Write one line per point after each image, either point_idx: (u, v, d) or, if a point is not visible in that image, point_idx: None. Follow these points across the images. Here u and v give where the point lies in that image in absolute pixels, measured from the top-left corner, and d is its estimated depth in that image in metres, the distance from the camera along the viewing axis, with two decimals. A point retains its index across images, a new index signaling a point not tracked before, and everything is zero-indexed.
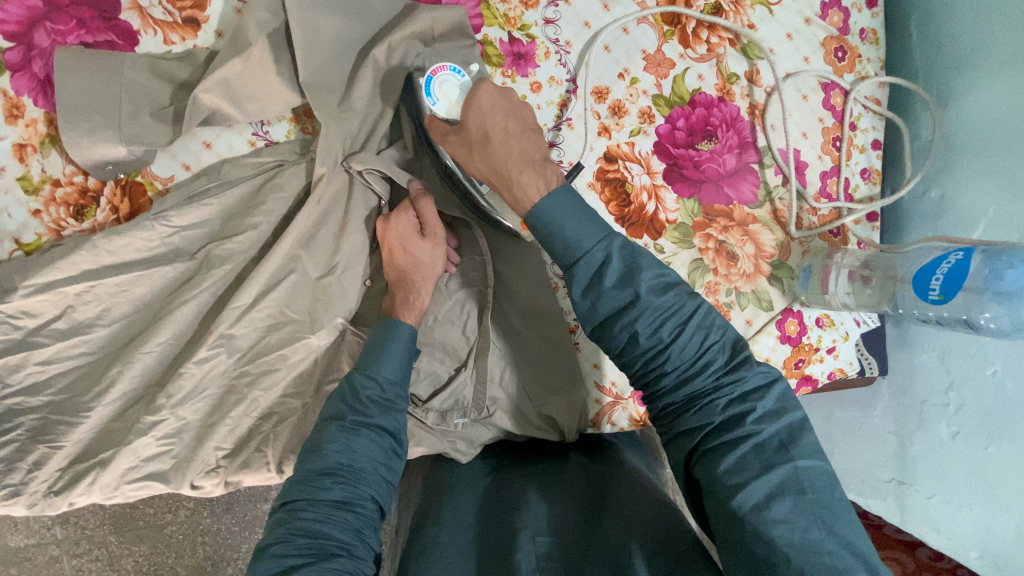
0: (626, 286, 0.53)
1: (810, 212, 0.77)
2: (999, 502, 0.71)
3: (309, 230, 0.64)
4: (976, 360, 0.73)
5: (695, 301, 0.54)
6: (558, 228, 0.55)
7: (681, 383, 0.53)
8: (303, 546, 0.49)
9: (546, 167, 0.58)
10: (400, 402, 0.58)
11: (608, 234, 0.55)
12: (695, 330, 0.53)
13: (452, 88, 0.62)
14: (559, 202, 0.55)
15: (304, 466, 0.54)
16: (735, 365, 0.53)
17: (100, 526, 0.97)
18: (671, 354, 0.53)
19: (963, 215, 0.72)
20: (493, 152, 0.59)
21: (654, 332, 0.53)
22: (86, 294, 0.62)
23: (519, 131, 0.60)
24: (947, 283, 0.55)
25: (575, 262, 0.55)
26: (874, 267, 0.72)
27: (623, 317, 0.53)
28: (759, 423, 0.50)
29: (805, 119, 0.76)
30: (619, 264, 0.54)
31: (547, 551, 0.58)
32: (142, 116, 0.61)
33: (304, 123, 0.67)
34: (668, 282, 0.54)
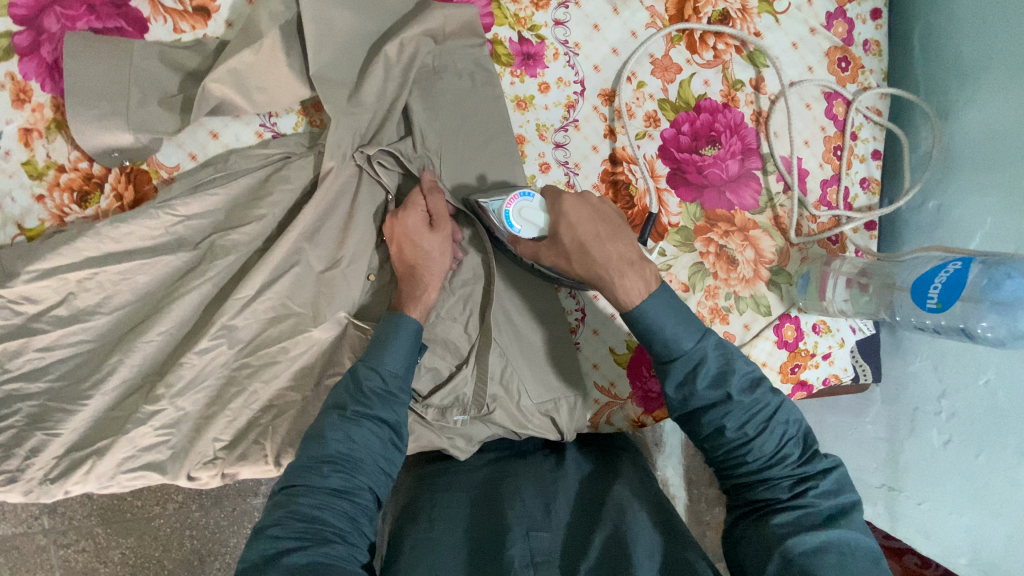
0: (719, 385, 0.54)
1: (810, 219, 0.77)
2: (988, 509, 0.73)
3: (315, 223, 0.65)
4: (970, 369, 0.74)
5: (778, 398, 0.55)
6: (659, 326, 0.55)
7: (756, 471, 0.54)
8: (299, 530, 0.50)
9: (646, 267, 0.58)
10: (402, 396, 0.58)
11: (704, 333, 0.56)
12: (778, 427, 0.54)
13: (533, 214, 0.62)
14: (660, 303, 0.56)
15: (304, 451, 0.54)
16: (808, 458, 0.54)
17: (88, 516, 0.97)
18: (753, 448, 0.53)
19: (960, 227, 0.73)
20: (592, 258, 0.58)
21: (739, 428, 0.54)
22: (89, 281, 0.62)
23: (611, 234, 0.59)
24: (946, 292, 0.56)
25: (672, 360, 0.55)
26: (872, 275, 0.72)
27: (714, 411, 0.54)
28: (819, 498, 0.52)
29: (808, 128, 0.77)
30: (714, 364, 0.55)
31: (542, 548, 0.59)
32: (150, 104, 0.61)
33: (312, 116, 0.67)
34: (757, 381, 0.55)
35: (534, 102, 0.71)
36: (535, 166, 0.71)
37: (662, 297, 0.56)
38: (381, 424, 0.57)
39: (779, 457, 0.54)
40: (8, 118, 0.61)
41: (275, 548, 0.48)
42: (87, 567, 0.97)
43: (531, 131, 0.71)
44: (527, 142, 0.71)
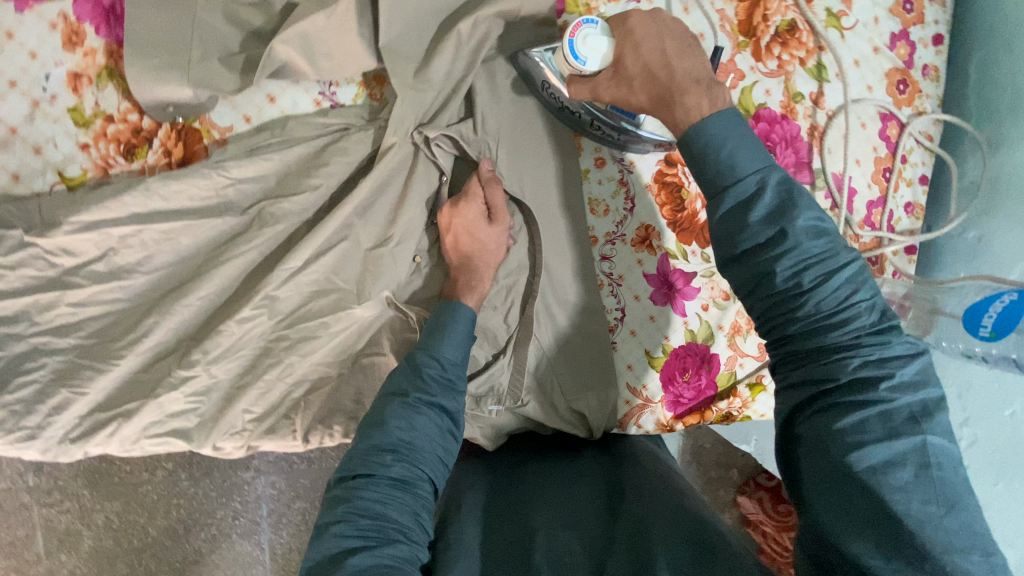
0: (774, 221, 0.46)
1: (852, 238, 0.78)
2: (1000, 537, 0.75)
3: (369, 199, 0.63)
4: (996, 399, 0.75)
5: (851, 252, 0.45)
6: (716, 147, 0.48)
7: (815, 331, 0.45)
8: (363, 527, 0.48)
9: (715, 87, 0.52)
10: (460, 384, 0.59)
11: (767, 165, 0.48)
12: (846, 281, 0.45)
13: (599, 40, 0.56)
14: (726, 122, 0.49)
15: (365, 440, 0.53)
16: (884, 329, 0.44)
17: (75, 477, 0.95)
18: (811, 302, 0.45)
19: (1000, 259, 0.75)
20: (657, 75, 0.54)
21: (795, 271, 0.45)
22: (132, 238, 0.59)
23: (678, 50, 0.54)
24: (1000, 322, 0.56)
25: (725, 188, 0.47)
26: (914, 299, 0.75)
27: (766, 249, 0.46)
28: (896, 390, 0.42)
29: (861, 147, 0.77)
30: (772, 198, 0.46)
31: (573, 550, 0.56)
32: (211, 60, 0.59)
33: (373, 88, 0.64)
34: (826, 227, 0.46)
35: None
36: (591, 159, 0.72)
37: (726, 115, 0.49)
38: (440, 413, 0.56)
39: (845, 316, 0.44)
40: (57, 60, 0.59)
41: (339, 547, 0.47)
42: (68, 529, 0.95)
43: None
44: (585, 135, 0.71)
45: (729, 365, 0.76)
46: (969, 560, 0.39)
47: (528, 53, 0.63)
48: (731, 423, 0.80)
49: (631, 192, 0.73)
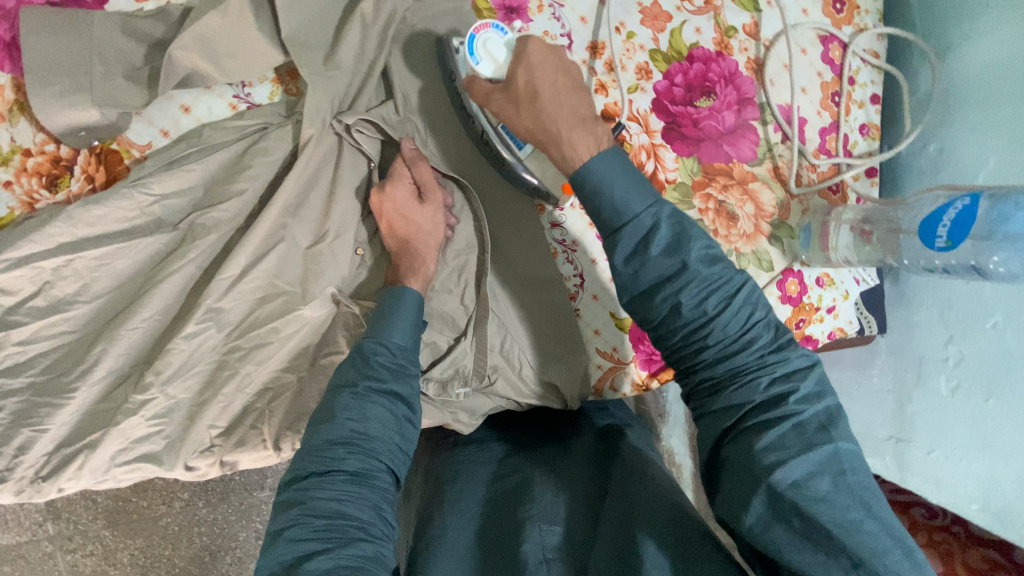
0: (674, 254, 0.51)
1: (809, 169, 0.76)
2: (998, 455, 0.73)
3: (297, 197, 0.62)
4: (977, 313, 0.73)
5: (741, 276, 0.51)
6: (606, 184, 0.53)
7: (721, 358, 0.50)
8: (320, 529, 0.47)
9: (597, 125, 0.56)
10: (413, 368, 0.57)
11: (657, 201, 0.53)
12: (742, 304, 0.50)
13: (497, 47, 0.59)
14: (609, 163, 0.53)
15: (316, 437, 0.52)
16: (781, 346, 0.50)
17: (94, 519, 0.95)
18: (715, 327, 0.50)
19: (961, 168, 0.71)
20: (542, 109, 0.57)
21: (699, 303, 0.50)
22: (65, 269, 0.59)
23: (571, 89, 0.58)
24: (954, 229, 0.54)
25: (622, 227, 0.52)
26: (875, 221, 0.72)
27: (669, 288, 0.51)
28: (802, 403, 0.47)
29: (805, 74, 0.75)
30: (668, 231, 0.51)
31: (554, 542, 0.57)
32: (115, 77, 0.57)
33: (288, 83, 0.63)
34: (716, 255, 0.51)
35: None
36: None
37: (611, 155, 0.53)
38: (394, 400, 0.55)
39: (747, 341, 0.50)
40: None
41: (295, 553, 0.46)
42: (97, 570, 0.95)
43: None
44: None
45: None
46: (893, 559, 0.41)
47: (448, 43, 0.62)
48: None
49: None
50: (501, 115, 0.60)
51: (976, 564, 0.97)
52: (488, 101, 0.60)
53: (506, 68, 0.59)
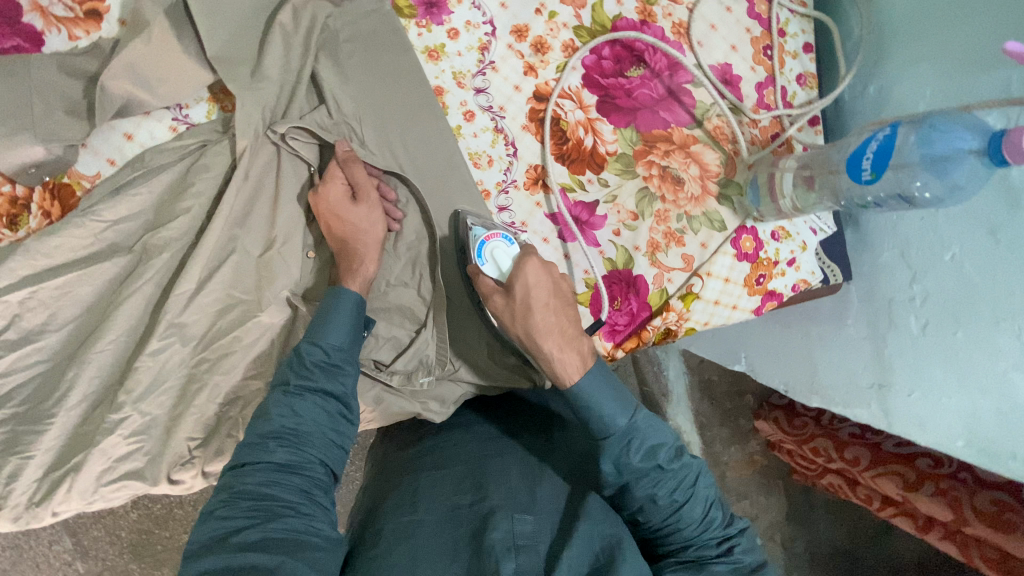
0: (652, 457, 0.59)
1: (750, 125, 0.77)
2: (974, 385, 0.72)
3: (243, 208, 0.64)
4: (934, 248, 0.73)
5: (698, 463, 0.62)
6: (594, 406, 0.60)
7: (687, 539, 0.60)
8: (247, 508, 0.53)
9: (583, 341, 0.63)
10: (346, 367, 0.63)
11: (635, 407, 0.61)
12: (700, 483, 0.61)
13: (503, 255, 0.65)
14: (595, 379, 0.61)
15: (252, 431, 0.58)
16: (731, 520, 0.62)
17: (149, 532, 1.10)
18: (685, 514, 0.59)
19: (902, 103, 0.71)
20: (533, 322, 0.62)
21: (670, 496, 0.59)
22: (30, 301, 0.61)
23: (557, 306, 0.63)
24: (878, 161, 0.54)
25: (607, 437, 0.60)
26: (813, 167, 0.71)
27: (647, 482, 0.59)
28: (744, 554, 0.60)
29: (732, 32, 0.76)
30: (647, 439, 0.60)
31: (524, 531, 0.60)
32: (56, 113, 0.60)
33: (222, 101, 0.66)
34: (680, 449, 0.61)
35: (446, 50, 0.70)
36: (458, 97, 0.70)
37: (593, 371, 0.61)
38: (327, 397, 0.61)
39: (709, 524, 0.60)
40: None
41: (223, 528, 0.52)
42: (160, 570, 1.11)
43: (449, 81, 0.70)
44: (447, 93, 0.70)
45: (657, 283, 0.75)
46: None
47: (464, 222, 0.68)
48: (676, 339, 0.78)
49: (510, 137, 0.72)
50: (497, 314, 0.64)
51: (984, 507, 0.94)
52: (488, 300, 0.64)
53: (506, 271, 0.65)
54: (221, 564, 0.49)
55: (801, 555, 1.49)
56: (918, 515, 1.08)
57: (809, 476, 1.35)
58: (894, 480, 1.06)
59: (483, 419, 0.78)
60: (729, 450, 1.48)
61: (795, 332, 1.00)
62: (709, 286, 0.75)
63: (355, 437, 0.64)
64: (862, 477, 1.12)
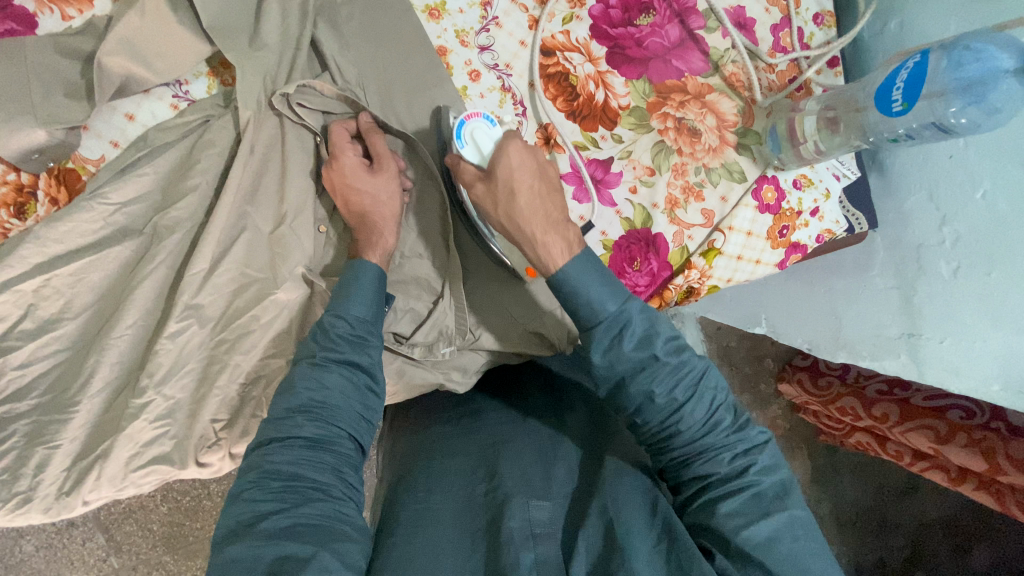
0: (646, 348, 0.57)
1: (767, 70, 0.74)
2: (1012, 326, 0.69)
3: (251, 184, 0.63)
4: (965, 186, 0.71)
5: (703, 362, 0.60)
6: (584, 293, 0.57)
7: (690, 442, 0.58)
8: (276, 490, 0.53)
9: (568, 229, 0.60)
10: (371, 339, 0.61)
11: (628, 300, 0.58)
12: (706, 386, 0.59)
13: (483, 135, 0.62)
14: (583, 267, 0.58)
15: (278, 406, 0.57)
16: (741, 425, 0.60)
17: (174, 530, 1.11)
18: (685, 414, 0.57)
19: (926, 36, 0.68)
20: (518, 205, 0.59)
21: (670, 393, 0.57)
22: (45, 289, 0.61)
23: (546, 192, 0.61)
24: (909, 90, 0.52)
25: (596, 324, 0.57)
26: (837, 107, 0.68)
27: (643, 377, 0.57)
28: (762, 475, 0.57)
29: None
30: (641, 333, 0.58)
31: (541, 518, 0.59)
32: (56, 96, 0.59)
33: (223, 74, 0.65)
34: (681, 345, 0.59)
35: (447, 8, 0.67)
36: (463, 56, 0.68)
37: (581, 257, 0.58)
38: (353, 369, 0.60)
39: (713, 426, 0.59)
40: None
41: (252, 511, 0.51)
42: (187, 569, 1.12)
43: (452, 40, 0.68)
44: (450, 52, 0.67)
45: (677, 241, 0.72)
46: None
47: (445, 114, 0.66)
48: (699, 298, 0.76)
49: (518, 96, 0.70)
50: (480, 203, 0.61)
51: (1017, 454, 0.91)
52: (470, 188, 0.61)
53: (484, 156, 0.62)
54: (249, 551, 0.48)
55: (826, 517, 1.46)
56: (951, 467, 1.06)
57: (835, 436, 1.33)
58: (924, 433, 1.04)
59: (495, 401, 0.78)
60: (750, 415, 1.46)
61: (818, 297, 0.98)
62: (731, 240, 0.73)
63: (381, 410, 0.63)
64: (891, 433, 1.10)
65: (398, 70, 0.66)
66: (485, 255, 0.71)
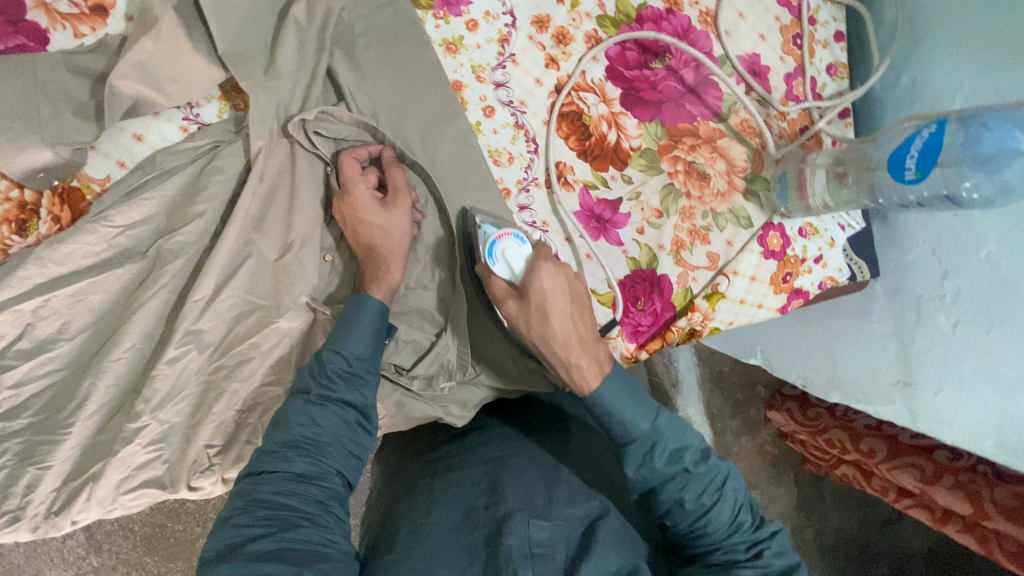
0: (676, 461, 0.59)
1: (779, 118, 0.74)
2: (1009, 385, 0.70)
3: (259, 211, 0.62)
4: (968, 244, 0.72)
5: (726, 467, 0.61)
6: (615, 410, 0.59)
7: (715, 542, 0.59)
8: (263, 516, 0.53)
9: (599, 346, 0.61)
10: (366, 377, 0.61)
11: (658, 411, 0.60)
12: (730, 487, 0.60)
13: (515, 255, 0.61)
14: (616, 386, 0.60)
15: (270, 438, 0.57)
16: (761, 523, 0.61)
17: (138, 544, 1.10)
18: (712, 518, 0.58)
19: (937, 97, 0.69)
20: (551, 326, 0.60)
21: (698, 499, 0.58)
22: (43, 309, 0.60)
23: (577, 308, 0.61)
24: (923, 159, 0.53)
25: (630, 441, 0.59)
26: (848, 163, 0.69)
27: (672, 487, 0.59)
28: (774, 558, 0.58)
29: (761, 20, 0.74)
30: (671, 444, 0.59)
31: (541, 538, 0.59)
32: (64, 115, 0.58)
33: (235, 99, 0.64)
34: (706, 452, 0.61)
35: (465, 43, 0.67)
36: (478, 91, 0.68)
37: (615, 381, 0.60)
38: (345, 407, 0.59)
39: (737, 527, 0.59)
40: None
41: (239, 536, 0.52)
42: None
43: (468, 75, 0.68)
44: (466, 87, 0.68)
45: (681, 282, 0.73)
46: None
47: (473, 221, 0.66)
48: (699, 340, 0.75)
49: (531, 133, 0.69)
50: (511, 318, 0.61)
51: (1004, 501, 0.92)
52: (501, 305, 0.61)
53: (518, 275, 0.61)
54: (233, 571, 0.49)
55: (810, 543, 1.47)
56: (936, 507, 1.07)
57: (822, 466, 1.34)
58: (912, 472, 1.04)
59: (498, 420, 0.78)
60: (740, 441, 1.47)
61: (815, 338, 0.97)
62: (734, 285, 0.72)
63: (373, 446, 0.63)
64: (878, 469, 1.11)
65: (412, 102, 0.66)
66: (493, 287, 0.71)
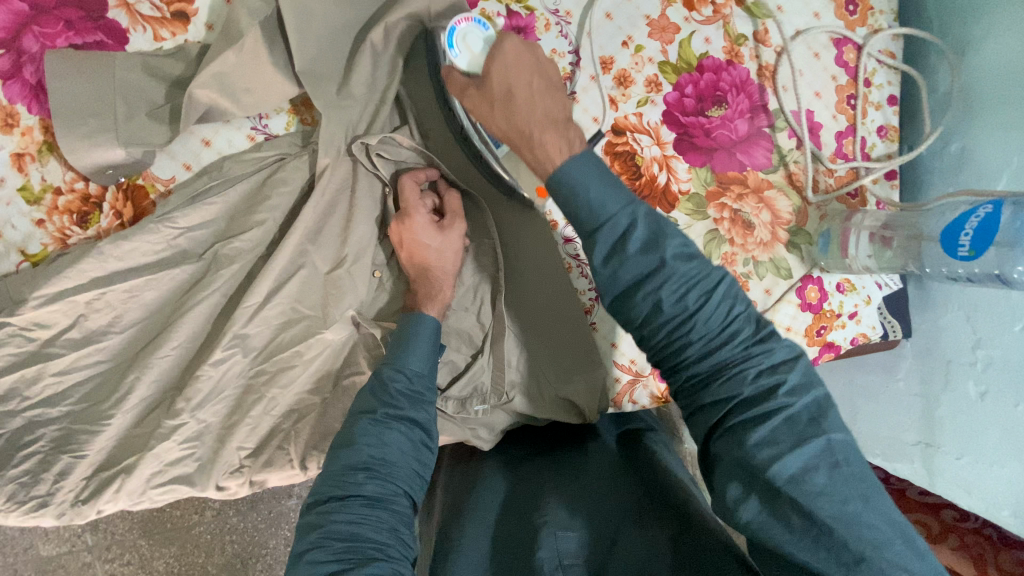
0: (651, 251, 0.49)
1: (826, 174, 0.76)
2: None
3: (316, 224, 0.64)
4: (1003, 316, 0.72)
5: (720, 270, 0.50)
6: (581, 189, 0.49)
7: (705, 357, 0.50)
8: (338, 550, 0.51)
9: (570, 127, 0.52)
10: (427, 395, 0.62)
11: (631, 200, 0.50)
12: (723, 298, 0.49)
13: (474, 38, 0.56)
14: (585, 164, 0.50)
15: (339, 462, 0.56)
16: (764, 336, 0.49)
17: (130, 530, 1.02)
18: (698, 323, 0.49)
19: (985, 168, 0.70)
20: (517, 110, 0.53)
21: (678, 302, 0.49)
22: (97, 302, 0.61)
23: (545, 89, 0.54)
24: (978, 238, 0.56)
25: (598, 226, 0.49)
26: (895, 228, 0.72)
27: (648, 282, 0.49)
28: (793, 395, 0.47)
29: (818, 78, 0.75)
30: (644, 231, 0.49)
31: (569, 548, 0.56)
32: (139, 116, 0.60)
33: (304, 114, 0.66)
34: (692, 251, 0.50)
35: None
36: None
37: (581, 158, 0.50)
38: (411, 426, 0.59)
39: (730, 338, 0.49)
40: None
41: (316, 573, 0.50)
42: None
43: None
44: None
45: None
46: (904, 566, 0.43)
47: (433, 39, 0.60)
48: None
49: None
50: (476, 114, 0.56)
51: (1009, 567, 0.84)
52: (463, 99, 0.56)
53: (484, 59, 0.56)
54: None
55: None
56: None
57: None
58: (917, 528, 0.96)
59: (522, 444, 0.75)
60: None
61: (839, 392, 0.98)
62: None
63: (434, 467, 0.62)
64: None
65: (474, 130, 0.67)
66: (531, 308, 0.71)
